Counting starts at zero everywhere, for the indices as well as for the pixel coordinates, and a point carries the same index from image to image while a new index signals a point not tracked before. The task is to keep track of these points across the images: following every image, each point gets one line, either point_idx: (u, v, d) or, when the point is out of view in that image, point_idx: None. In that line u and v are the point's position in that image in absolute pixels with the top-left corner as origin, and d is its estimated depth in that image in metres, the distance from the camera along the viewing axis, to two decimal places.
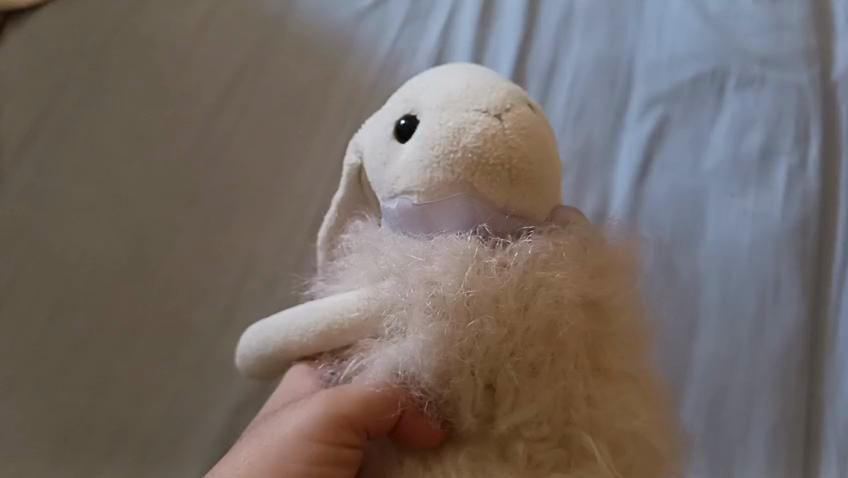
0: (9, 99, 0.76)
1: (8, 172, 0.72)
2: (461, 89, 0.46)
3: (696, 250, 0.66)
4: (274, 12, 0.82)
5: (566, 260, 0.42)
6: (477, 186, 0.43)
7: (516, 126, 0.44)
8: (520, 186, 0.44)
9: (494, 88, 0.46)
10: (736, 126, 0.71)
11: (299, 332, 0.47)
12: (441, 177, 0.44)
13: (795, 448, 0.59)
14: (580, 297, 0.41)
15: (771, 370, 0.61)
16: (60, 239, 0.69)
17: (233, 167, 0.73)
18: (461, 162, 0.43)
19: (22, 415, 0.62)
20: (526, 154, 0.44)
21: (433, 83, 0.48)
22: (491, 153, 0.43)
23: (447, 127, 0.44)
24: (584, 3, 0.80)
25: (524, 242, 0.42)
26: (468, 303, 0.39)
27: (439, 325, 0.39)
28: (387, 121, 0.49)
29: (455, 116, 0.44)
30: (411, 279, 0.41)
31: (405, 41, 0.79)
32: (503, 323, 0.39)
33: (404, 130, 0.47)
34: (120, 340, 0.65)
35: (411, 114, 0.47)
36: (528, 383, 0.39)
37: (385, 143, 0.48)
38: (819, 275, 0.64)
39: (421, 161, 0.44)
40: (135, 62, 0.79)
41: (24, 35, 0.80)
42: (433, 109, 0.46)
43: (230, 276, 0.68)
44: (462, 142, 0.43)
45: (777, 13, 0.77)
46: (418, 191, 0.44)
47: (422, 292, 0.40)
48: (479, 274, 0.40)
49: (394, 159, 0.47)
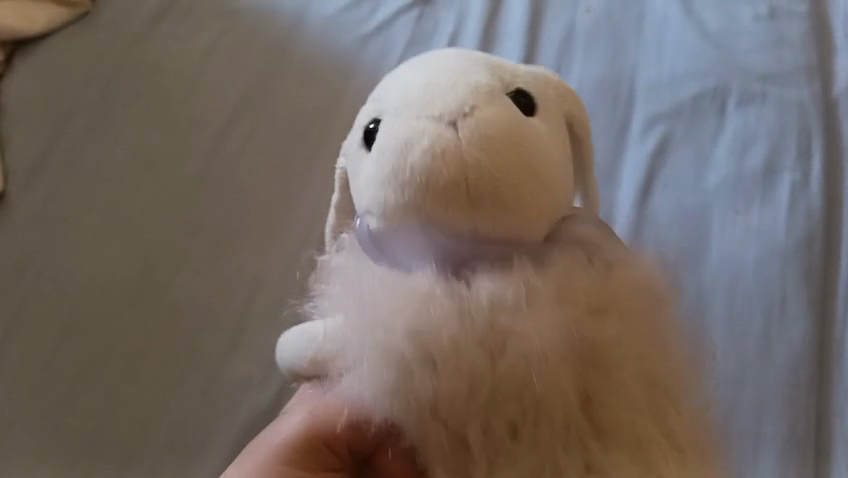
0: (18, 129, 0.77)
1: (16, 201, 0.73)
2: (419, 90, 0.43)
3: (698, 270, 0.66)
4: (277, 37, 0.83)
5: (538, 312, 0.38)
6: (431, 210, 0.40)
7: (474, 133, 0.40)
8: (483, 208, 0.40)
9: (456, 87, 0.42)
10: (739, 143, 0.71)
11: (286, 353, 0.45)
12: (394, 199, 0.41)
13: (805, 464, 0.59)
14: (561, 360, 0.37)
15: (780, 386, 0.61)
16: (67, 266, 0.69)
17: (239, 191, 0.73)
18: (411, 182, 0.40)
19: (31, 441, 0.63)
20: (488, 162, 0.40)
21: (405, 76, 0.45)
22: (440, 173, 0.40)
23: (399, 138, 0.41)
24: (586, 23, 0.81)
25: (483, 283, 0.38)
26: (415, 351, 0.37)
27: (387, 381, 0.38)
28: (362, 122, 0.47)
29: (405, 125, 0.41)
30: (362, 333, 0.39)
31: (407, 64, 0.80)
32: (470, 383, 0.37)
33: (370, 136, 0.45)
34: (126, 365, 0.66)
35: (378, 117, 0.45)
36: (504, 445, 0.37)
37: (357, 152, 0.46)
38: (825, 289, 0.64)
39: (376, 179, 0.42)
40: (139, 88, 0.79)
41: (29, 64, 0.81)
42: (391, 116, 0.43)
43: (236, 299, 0.68)
44: (408, 160, 0.40)
45: (776, 30, 0.78)
46: (374, 213, 0.42)
47: (368, 336, 0.39)
48: (428, 328, 0.37)
49: (361, 173, 0.43)
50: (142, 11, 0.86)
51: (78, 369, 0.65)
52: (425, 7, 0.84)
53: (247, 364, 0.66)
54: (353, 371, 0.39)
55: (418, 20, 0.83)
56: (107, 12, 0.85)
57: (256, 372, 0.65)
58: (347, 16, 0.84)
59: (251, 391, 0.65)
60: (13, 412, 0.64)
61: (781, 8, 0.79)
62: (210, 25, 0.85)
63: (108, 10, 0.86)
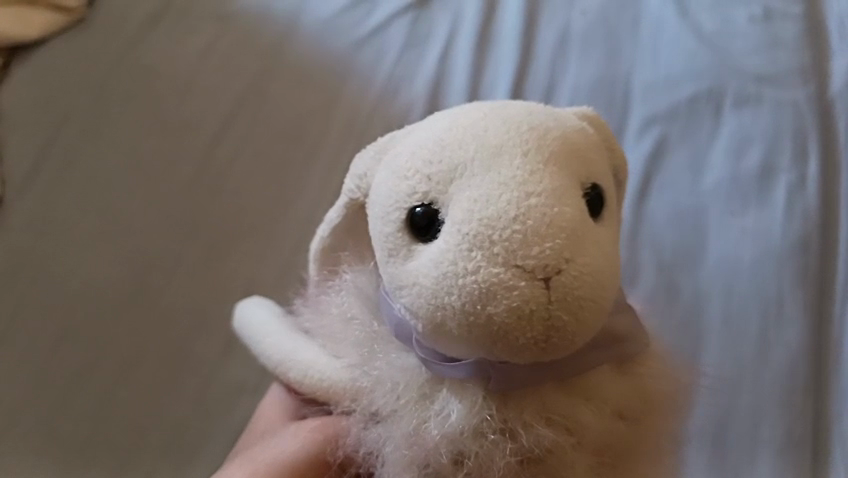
0: (13, 133, 0.77)
1: (11, 205, 0.73)
2: (506, 217, 0.33)
3: (696, 270, 0.66)
4: (273, 40, 0.83)
5: (582, 405, 0.38)
6: (497, 352, 0.34)
7: (567, 290, 0.33)
8: (559, 354, 0.35)
9: (548, 207, 0.34)
10: (736, 145, 0.71)
11: (291, 368, 0.47)
12: (455, 328, 0.34)
13: (801, 467, 0.59)
14: (595, 446, 0.39)
15: (777, 388, 0.61)
16: (62, 270, 0.69)
17: (235, 195, 0.73)
18: (478, 325, 0.34)
19: (28, 446, 0.63)
20: (574, 321, 0.34)
21: (475, 159, 0.35)
22: (522, 331, 0.33)
23: (476, 281, 0.33)
24: (582, 25, 0.81)
25: (509, 295, 0.33)
26: (451, 455, 0.38)
27: (430, 462, 0.38)
28: (402, 180, 0.37)
29: (488, 268, 0.33)
30: (409, 418, 0.39)
31: (403, 67, 0.80)
32: (518, 460, 0.38)
33: (421, 221, 0.36)
34: (123, 370, 0.66)
35: (433, 200, 0.36)
36: None
37: (395, 221, 0.37)
38: (823, 290, 0.64)
39: (429, 297, 0.35)
40: (135, 91, 0.79)
41: (25, 68, 0.81)
42: (458, 218, 0.34)
43: (230, 305, 0.68)
44: (488, 310, 0.33)
45: (772, 32, 0.77)
46: (422, 321, 0.36)
47: (407, 436, 0.39)
48: (486, 423, 0.37)
49: (408, 261, 0.36)
50: (137, 15, 0.85)
51: (75, 374, 0.65)
52: (420, 9, 0.84)
53: (242, 371, 0.67)
54: (391, 441, 0.40)
55: (415, 22, 0.83)
56: (102, 17, 0.85)
57: (251, 377, 0.67)
58: (343, 18, 0.84)
59: (245, 396, 0.66)
60: (9, 416, 0.64)
61: (777, 9, 0.79)
62: (206, 28, 0.84)
63: (104, 14, 0.86)
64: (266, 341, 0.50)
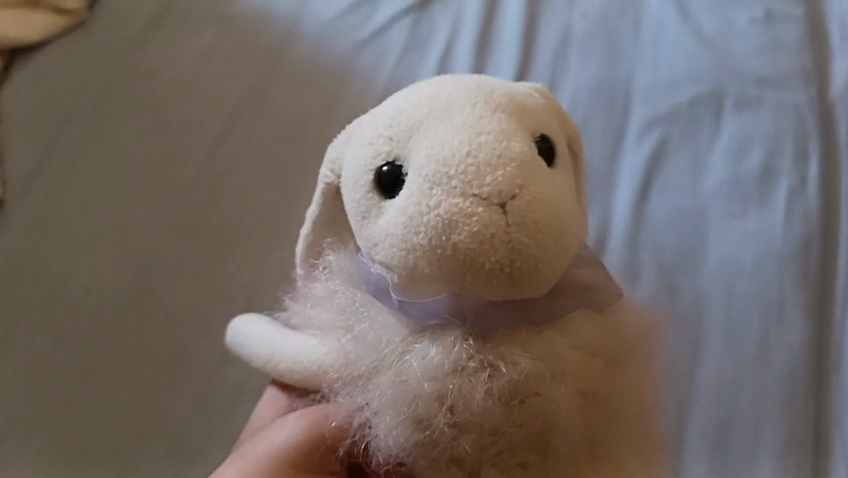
0: (15, 135, 0.77)
1: (12, 207, 0.73)
2: (459, 155, 0.37)
3: (697, 270, 0.66)
4: (273, 42, 0.83)
5: (556, 339, 0.39)
6: (468, 286, 0.37)
7: (523, 214, 0.36)
8: (523, 286, 0.37)
9: (498, 144, 0.37)
10: (736, 147, 0.71)
11: (283, 359, 0.46)
12: (426, 268, 0.37)
13: (803, 468, 0.59)
14: (577, 387, 0.39)
15: (778, 389, 0.61)
16: (63, 272, 0.69)
17: (235, 197, 0.73)
18: (449, 261, 0.36)
19: (28, 448, 0.63)
20: (534, 244, 0.36)
21: (429, 116, 0.39)
22: (486, 257, 0.36)
23: (439, 214, 0.36)
24: (583, 27, 0.81)
25: (469, 222, 0.36)
26: (436, 395, 0.38)
27: (416, 408, 0.38)
28: (369, 149, 0.41)
29: (449, 200, 0.36)
30: (391, 368, 0.40)
31: (403, 69, 0.80)
32: (501, 400, 0.38)
33: (388, 179, 0.39)
34: (123, 372, 0.66)
35: (396, 158, 0.39)
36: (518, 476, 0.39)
37: (365, 186, 0.40)
38: (823, 291, 0.64)
39: (400, 241, 0.38)
40: (136, 93, 0.79)
41: (26, 69, 0.81)
42: (419, 166, 0.38)
43: (230, 308, 0.68)
44: (452, 239, 0.36)
45: (773, 34, 0.78)
46: (396, 270, 0.39)
47: (392, 383, 0.39)
48: (466, 357, 0.38)
49: (378, 215, 0.39)
50: (138, 17, 0.85)
51: (76, 375, 0.66)
52: (421, 10, 0.84)
53: (244, 372, 0.66)
54: (379, 391, 0.40)
55: (416, 24, 0.83)
56: (103, 19, 0.85)
57: (252, 380, 0.66)
58: (344, 20, 0.84)
59: (246, 397, 0.66)
60: (10, 418, 0.64)
61: (777, 11, 0.79)
62: (207, 30, 0.85)
63: (105, 17, 0.86)
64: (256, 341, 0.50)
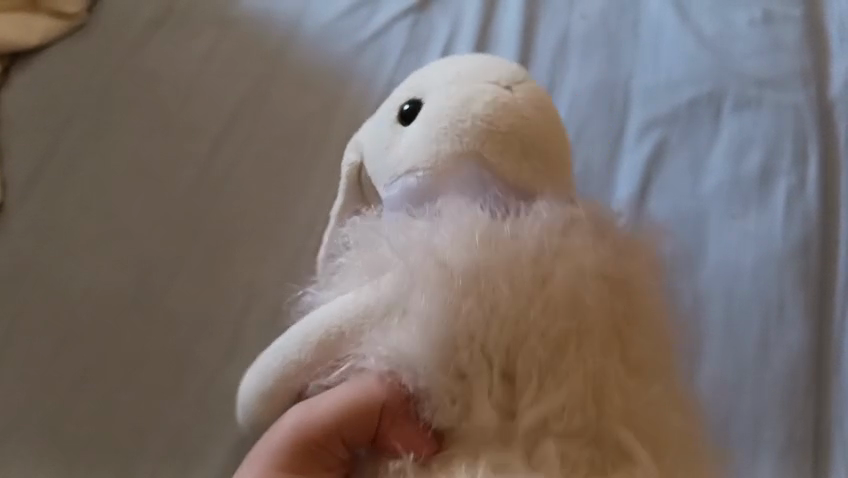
0: (14, 137, 0.77)
1: (12, 209, 0.73)
2: (468, 68, 0.51)
3: (696, 271, 0.66)
4: (273, 44, 0.83)
5: (576, 229, 0.46)
6: (488, 156, 0.48)
7: (527, 96, 0.50)
8: (531, 161, 0.49)
9: (498, 66, 0.51)
10: (736, 148, 0.71)
11: (294, 349, 0.47)
12: (447, 153, 0.48)
13: (805, 467, 0.59)
14: (600, 274, 0.45)
15: (778, 389, 0.61)
16: (63, 274, 0.69)
17: (235, 199, 0.73)
18: (471, 130, 0.48)
19: (26, 449, 0.62)
20: (538, 120, 0.49)
21: (437, 67, 0.53)
22: (500, 121, 0.48)
23: (455, 99, 0.49)
24: (582, 28, 0.81)
25: (480, 100, 0.49)
26: (471, 274, 0.44)
27: (449, 287, 0.44)
28: (392, 104, 0.53)
29: (465, 89, 0.50)
30: (419, 247, 0.45)
31: (403, 70, 0.80)
32: (532, 266, 0.44)
33: (408, 113, 0.52)
34: (123, 373, 0.66)
35: (413, 99, 0.52)
36: (553, 368, 0.43)
37: (389, 128, 0.52)
38: (822, 292, 0.64)
39: (428, 137, 0.49)
40: (136, 95, 0.80)
41: (26, 72, 0.81)
42: (437, 89, 0.51)
43: (230, 311, 0.68)
44: (472, 111, 0.48)
45: (772, 34, 0.78)
46: (424, 166, 0.49)
47: (423, 260, 0.45)
48: (492, 223, 0.45)
49: (401, 134, 0.51)
50: (138, 20, 0.86)
51: (76, 376, 0.65)
52: (421, 13, 0.84)
53: (245, 372, 0.66)
54: (408, 277, 0.45)
55: (416, 26, 0.83)
56: (102, 22, 0.86)
57: None
58: (344, 22, 0.84)
59: None
60: (9, 418, 0.64)
61: (776, 12, 0.80)
62: (207, 33, 0.85)
63: (105, 19, 0.86)
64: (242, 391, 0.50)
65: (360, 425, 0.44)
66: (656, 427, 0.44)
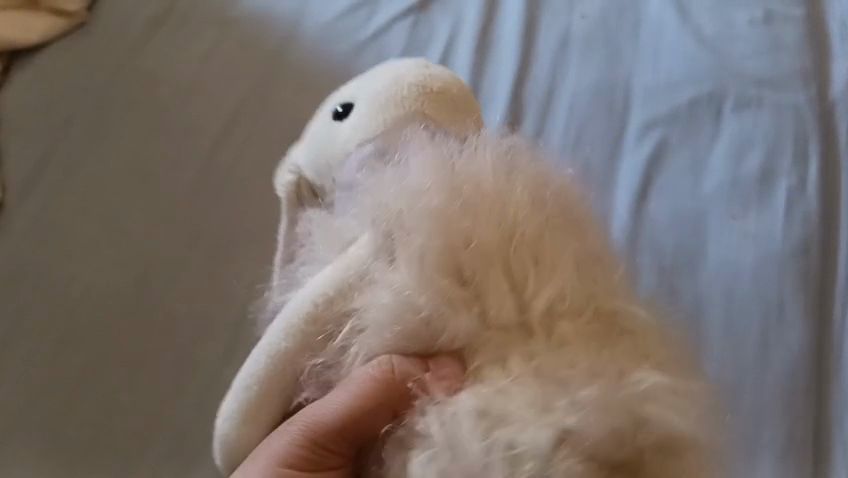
0: (15, 138, 0.77)
1: (11, 209, 0.73)
2: (383, 67, 0.55)
3: (696, 273, 0.66)
4: (273, 43, 0.83)
5: (512, 148, 0.47)
6: (428, 113, 0.50)
7: (442, 71, 0.54)
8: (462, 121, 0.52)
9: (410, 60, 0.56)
10: (736, 148, 0.71)
11: (289, 333, 0.45)
12: (392, 118, 0.50)
13: (805, 468, 0.59)
14: (538, 177, 0.46)
15: (779, 390, 0.61)
16: (63, 275, 0.69)
17: (235, 200, 0.73)
18: (410, 97, 0.51)
19: (26, 450, 0.63)
20: (458, 90, 0.53)
21: (354, 78, 0.56)
22: (429, 84, 0.51)
23: (386, 81, 0.52)
24: (583, 29, 0.81)
25: (404, 76, 0.52)
26: (448, 183, 0.43)
27: (435, 198, 0.42)
28: (322, 117, 0.56)
29: (392, 73, 0.53)
30: (386, 183, 0.45)
31: None
32: (491, 171, 0.45)
33: (342, 112, 0.54)
34: (123, 375, 0.66)
35: (343, 103, 0.55)
36: (540, 259, 0.42)
37: (327, 129, 0.54)
38: (823, 292, 0.64)
39: (370, 114, 0.51)
40: (136, 96, 0.80)
41: (26, 73, 0.81)
42: (363, 85, 0.54)
43: (230, 311, 0.68)
44: (405, 81, 0.52)
45: (773, 35, 0.78)
46: (375, 133, 0.50)
47: (401, 190, 0.43)
48: (450, 148, 0.46)
49: (343, 124, 0.53)
50: (138, 20, 0.85)
51: (76, 378, 0.65)
52: (422, 12, 0.84)
53: None
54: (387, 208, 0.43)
55: (416, 26, 0.83)
56: (102, 22, 0.85)
57: None
58: (344, 22, 0.84)
59: None
60: (9, 419, 0.64)
61: (777, 12, 0.79)
62: (207, 33, 0.85)
63: (105, 19, 0.86)
64: (238, 396, 0.47)
65: (368, 417, 0.41)
66: (634, 305, 0.44)
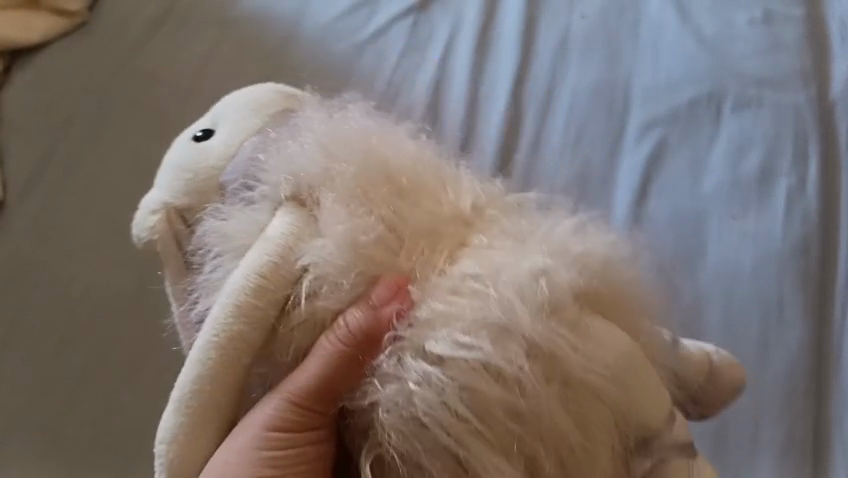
0: (15, 139, 0.77)
1: (13, 210, 0.73)
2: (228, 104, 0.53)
3: (695, 273, 0.66)
4: (272, 43, 0.83)
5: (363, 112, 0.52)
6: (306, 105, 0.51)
7: None
8: None
9: None
10: (735, 148, 0.71)
11: (227, 318, 0.42)
12: (274, 113, 0.49)
13: (804, 468, 0.59)
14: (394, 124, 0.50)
15: (778, 391, 0.61)
16: (63, 275, 0.70)
17: None
18: (271, 104, 0.50)
19: (27, 450, 0.63)
20: None
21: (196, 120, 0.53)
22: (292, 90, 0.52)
23: (244, 95, 0.51)
24: (582, 28, 0.81)
25: (254, 90, 0.51)
26: (346, 128, 0.46)
27: (348, 142, 0.45)
28: (173, 153, 0.50)
29: (245, 92, 0.51)
30: (291, 140, 0.46)
31: (403, 69, 0.79)
32: (369, 119, 0.49)
33: (203, 136, 0.50)
34: (123, 376, 0.66)
35: (201, 133, 0.50)
36: (440, 173, 0.46)
37: (194, 150, 0.49)
38: (822, 293, 0.64)
39: (247, 118, 0.49)
40: (136, 95, 0.80)
41: (26, 75, 0.82)
42: (218, 110, 0.51)
43: None
44: (268, 89, 0.51)
45: (773, 35, 0.78)
46: (259, 131, 0.48)
47: (313, 146, 0.45)
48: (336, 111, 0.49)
49: (213, 140, 0.49)
50: (137, 19, 0.85)
51: (77, 378, 0.66)
52: (421, 11, 0.84)
53: None
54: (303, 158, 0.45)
55: (416, 26, 0.83)
56: (101, 22, 0.85)
57: None
58: (344, 21, 0.84)
59: None
60: (10, 419, 0.65)
61: (777, 11, 0.79)
62: (206, 33, 0.84)
63: (105, 18, 0.86)
64: (180, 395, 0.43)
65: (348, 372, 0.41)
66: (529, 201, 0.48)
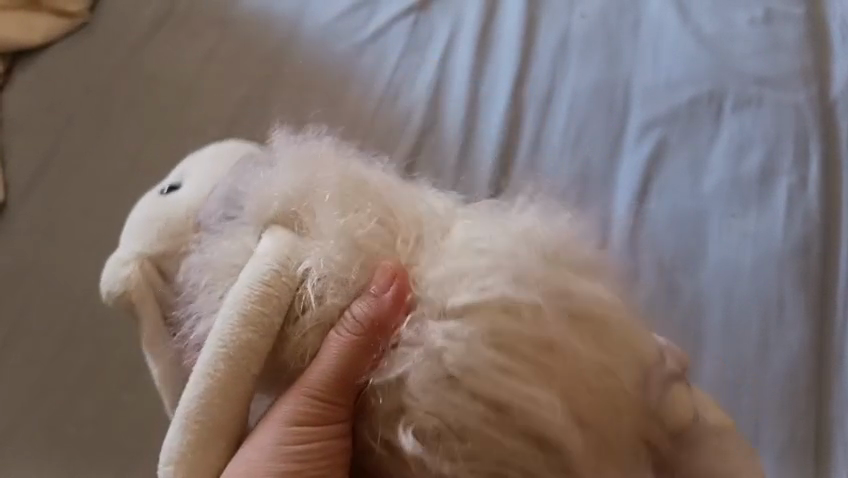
0: (16, 140, 0.77)
1: (14, 211, 0.73)
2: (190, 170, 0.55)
3: (696, 272, 0.66)
4: (272, 43, 0.83)
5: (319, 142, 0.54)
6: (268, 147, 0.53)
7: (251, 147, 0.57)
8: None
9: None
10: (736, 148, 0.71)
11: (233, 329, 0.42)
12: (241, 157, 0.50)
13: (805, 468, 0.59)
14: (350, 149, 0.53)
15: (779, 391, 0.61)
16: (64, 275, 0.70)
17: None
18: (235, 154, 0.51)
19: (29, 449, 0.63)
20: None
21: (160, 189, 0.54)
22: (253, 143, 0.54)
23: (209, 153, 0.52)
24: (582, 28, 0.81)
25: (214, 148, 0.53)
26: (312, 148, 0.48)
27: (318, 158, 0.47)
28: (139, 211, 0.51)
29: (207, 151, 0.53)
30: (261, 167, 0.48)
31: (403, 70, 0.79)
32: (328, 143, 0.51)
33: (171, 191, 0.51)
34: (124, 375, 0.66)
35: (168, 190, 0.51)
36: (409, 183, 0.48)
37: (164, 203, 0.50)
38: (823, 293, 0.64)
39: (214, 168, 0.50)
40: (136, 96, 0.80)
41: (27, 76, 0.82)
42: (182, 170, 0.52)
43: None
44: (230, 145, 0.53)
45: (773, 34, 0.78)
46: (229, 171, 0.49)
47: (285, 163, 0.47)
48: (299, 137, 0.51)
49: (184, 191, 0.50)
50: (137, 20, 0.85)
51: (78, 377, 0.66)
52: (421, 11, 0.84)
53: None
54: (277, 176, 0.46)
55: (416, 26, 0.83)
56: (101, 23, 0.85)
57: None
58: (343, 21, 0.84)
59: None
60: (12, 418, 0.65)
61: (777, 10, 0.79)
62: (206, 33, 0.84)
63: (105, 19, 0.86)
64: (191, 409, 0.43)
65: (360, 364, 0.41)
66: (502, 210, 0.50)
